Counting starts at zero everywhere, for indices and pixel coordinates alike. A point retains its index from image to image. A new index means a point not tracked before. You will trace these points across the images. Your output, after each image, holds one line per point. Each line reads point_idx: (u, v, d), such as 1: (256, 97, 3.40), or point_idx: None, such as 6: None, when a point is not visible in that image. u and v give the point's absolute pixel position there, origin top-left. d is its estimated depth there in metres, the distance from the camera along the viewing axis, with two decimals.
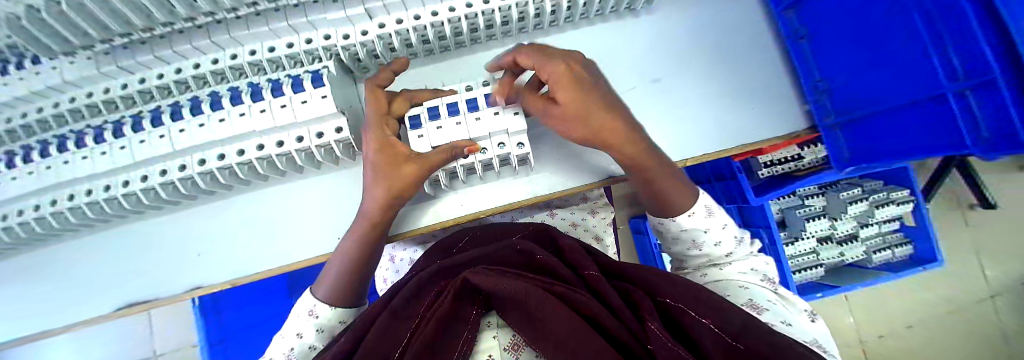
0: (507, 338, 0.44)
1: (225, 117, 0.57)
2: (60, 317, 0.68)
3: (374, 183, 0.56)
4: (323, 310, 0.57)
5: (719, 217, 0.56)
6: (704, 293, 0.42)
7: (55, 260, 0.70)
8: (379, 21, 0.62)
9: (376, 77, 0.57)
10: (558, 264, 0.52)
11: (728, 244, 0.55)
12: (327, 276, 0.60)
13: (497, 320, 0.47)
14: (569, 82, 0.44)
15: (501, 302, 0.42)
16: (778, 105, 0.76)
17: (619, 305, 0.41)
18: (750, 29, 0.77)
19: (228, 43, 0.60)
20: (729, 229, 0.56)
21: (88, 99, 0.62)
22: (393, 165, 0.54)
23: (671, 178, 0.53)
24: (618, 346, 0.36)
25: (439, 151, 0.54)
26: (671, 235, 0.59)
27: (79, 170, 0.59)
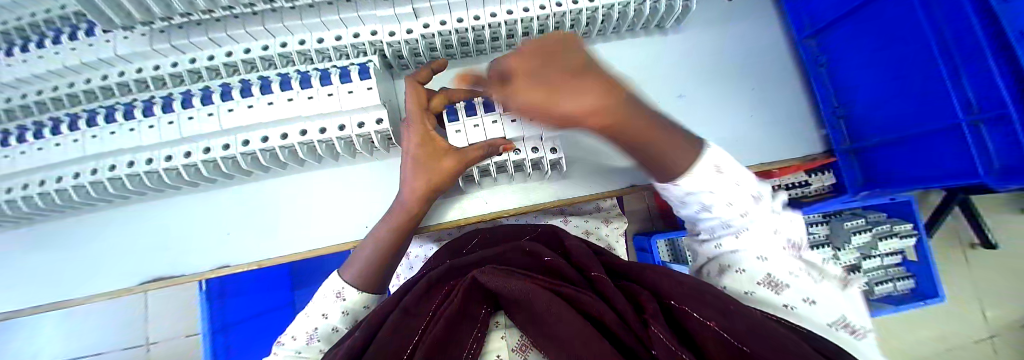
0: (515, 339, 0.45)
1: (273, 101, 0.59)
2: (82, 287, 0.68)
3: (413, 174, 0.57)
4: (350, 293, 0.56)
5: (732, 174, 0.44)
6: (709, 293, 0.40)
7: (83, 230, 0.71)
8: (424, 22, 0.65)
9: (416, 74, 0.60)
10: (565, 266, 0.54)
11: (741, 206, 0.43)
12: (356, 262, 0.59)
13: (504, 320, 0.48)
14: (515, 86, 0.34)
15: (507, 301, 0.43)
16: (798, 128, 0.78)
17: (624, 307, 0.41)
18: (773, 54, 0.81)
19: (279, 31, 0.63)
20: (742, 186, 0.44)
21: (138, 74, 0.64)
22: (431, 157, 0.56)
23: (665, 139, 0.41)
24: (623, 350, 0.36)
25: (476, 147, 0.55)
26: (677, 201, 0.49)
27: (123, 141, 0.60)
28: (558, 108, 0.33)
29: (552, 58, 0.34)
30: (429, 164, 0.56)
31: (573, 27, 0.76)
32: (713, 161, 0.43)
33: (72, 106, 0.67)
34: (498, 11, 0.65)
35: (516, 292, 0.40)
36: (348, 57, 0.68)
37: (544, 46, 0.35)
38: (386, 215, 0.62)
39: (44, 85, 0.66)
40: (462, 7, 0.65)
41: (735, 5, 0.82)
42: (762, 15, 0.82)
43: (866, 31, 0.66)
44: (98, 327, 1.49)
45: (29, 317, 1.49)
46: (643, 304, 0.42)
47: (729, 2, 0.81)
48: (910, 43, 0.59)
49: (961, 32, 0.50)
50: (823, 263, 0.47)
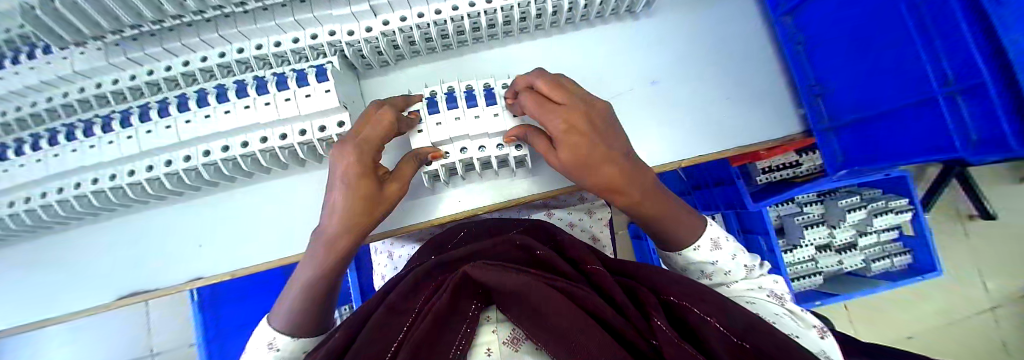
0: (507, 332, 0.43)
1: (231, 109, 0.58)
2: (61, 305, 0.69)
3: (348, 212, 0.49)
4: (285, 341, 0.50)
5: (729, 245, 0.55)
6: (704, 291, 0.43)
7: (58, 248, 0.71)
8: (384, 19, 0.63)
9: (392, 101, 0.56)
10: (558, 260, 0.54)
11: (739, 273, 0.54)
12: (283, 307, 0.51)
13: (495, 314, 0.47)
14: (571, 144, 0.46)
15: (501, 295, 0.41)
16: (773, 107, 0.77)
17: (623, 302, 0.42)
18: (748, 33, 0.79)
19: (235, 37, 0.61)
20: (741, 258, 0.55)
21: (97, 89, 0.64)
22: (372, 194, 0.50)
23: (681, 219, 0.54)
24: (624, 344, 0.36)
25: (408, 164, 0.57)
26: (680, 266, 0.60)
27: (85, 158, 0.60)
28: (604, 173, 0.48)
29: (586, 143, 0.46)
30: (370, 201, 0.50)
31: (540, 16, 0.74)
32: (710, 235, 0.55)
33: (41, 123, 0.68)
34: (459, 3, 0.63)
35: (512, 285, 0.39)
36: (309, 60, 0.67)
37: (574, 132, 0.46)
38: (312, 253, 0.52)
39: (7, 106, 0.66)
40: (421, 2, 0.63)
41: None
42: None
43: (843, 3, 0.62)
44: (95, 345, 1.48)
45: (31, 335, 1.50)
46: (644, 299, 0.43)
47: None
48: (887, 13, 0.55)
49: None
50: (804, 312, 0.49)
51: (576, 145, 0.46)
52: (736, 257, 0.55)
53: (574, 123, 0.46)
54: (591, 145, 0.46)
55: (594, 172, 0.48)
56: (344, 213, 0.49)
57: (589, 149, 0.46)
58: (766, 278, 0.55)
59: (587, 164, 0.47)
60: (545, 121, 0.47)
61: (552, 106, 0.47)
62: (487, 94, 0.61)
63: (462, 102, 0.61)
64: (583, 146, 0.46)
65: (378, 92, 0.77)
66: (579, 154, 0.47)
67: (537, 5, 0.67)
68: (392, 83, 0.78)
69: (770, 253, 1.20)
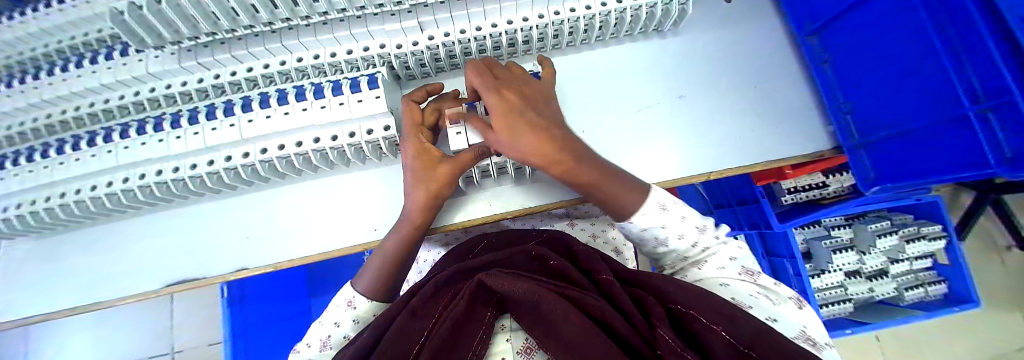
0: (520, 342, 0.44)
1: (289, 111, 0.62)
2: (116, 288, 0.73)
3: (414, 185, 0.60)
4: (361, 302, 0.58)
5: (675, 209, 0.55)
6: (712, 299, 0.43)
7: (116, 233, 0.76)
8: (429, 34, 0.68)
9: (411, 94, 0.64)
10: (569, 269, 0.54)
11: (691, 236, 0.54)
12: (367, 270, 0.61)
13: (509, 324, 0.48)
14: (502, 107, 0.50)
15: (514, 304, 0.42)
16: (803, 123, 0.77)
17: (630, 309, 0.42)
18: (775, 56, 0.81)
19: (295, 47, 0.67)
20: (690, 220, 0.56)
21: (167, 90, 0.70)
22: (427, 166, 0.59)
23: (614, 182, 0.55)
24: (629, 350, 0.36)
25: (469, 150, 0.57)
26: (637, 237, 0.59)
27: (154, 150, 0.65)
28: (520, 138, 0.49)
29: (517, 112, 0.50)
30: (427, 175, 0.59)
31: (571, 34, 0.78)
32: (657, 200, 0.54)
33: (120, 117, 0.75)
34: (498, 20, 0.69)
35: (524, 294, 0.41)
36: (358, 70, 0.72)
37: (506, 102, 0.50)
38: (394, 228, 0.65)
39: (84, 101, 0.74)
40: (464, 18, 0.68)
41: (733, 9, 0.83)
42: (761, 18, 0.83)
43: (871, 24, 0.64)
44: (117, 340, 1.48)
45: (48, 328, 1.50)
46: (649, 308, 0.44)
47: (728, 4, 0.83)
48: (916, 29, 0.56)
49: (967, 24, 0.48)
50: (775, 286, 0.49)
51: (505, 111, 0.50)
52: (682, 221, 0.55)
53: (503, 94, 0.51)
54: (519, 114, 0.50)
55: (520, 141, 0.49)
56: (412, 195, 0.61)
57: (515, 117, 0.50)
58: (725, 247, 0.55)
59: (513, 134, 0.49)
60: (480, 91, 0.52)
61: (489, 80, 0.53)
62: None
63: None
64: (511, 112, 0.50)
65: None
66: (505, 119, 0.49)
67: (572, 22, 0.71)
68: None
69: (796, 278, 1.19)
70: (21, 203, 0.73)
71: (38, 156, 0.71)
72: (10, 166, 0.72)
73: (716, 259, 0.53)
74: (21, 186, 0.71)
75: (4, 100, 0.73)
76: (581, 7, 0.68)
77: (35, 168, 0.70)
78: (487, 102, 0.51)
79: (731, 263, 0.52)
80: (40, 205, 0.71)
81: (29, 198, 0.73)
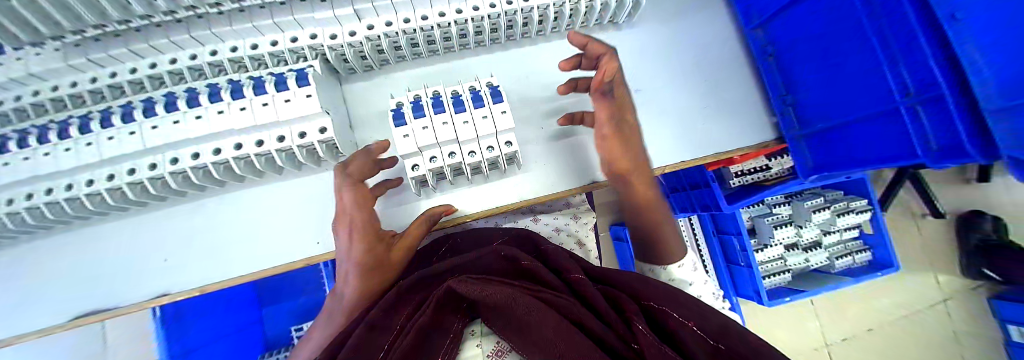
0: (491, 345, 0.44)
1: (202, 114, 0.54)
2: (12, 327, 0.63)
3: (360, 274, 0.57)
4: None
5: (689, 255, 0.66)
6: (679, 297, 0.48)
7: (2, 264, 0.65)
8: (368, 23, 0.62)
9: (352, 169, 0.56)
10: (543, 270, 0.54)
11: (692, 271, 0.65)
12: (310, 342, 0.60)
13: (481, 328, 0.46)
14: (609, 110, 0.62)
15: (484, 308, 0.41)
16: (749, 113, 0.80)
17: (604, 308, 0.44)
18: (726, 48, 0.83)
19: (208, 39, 0.59)
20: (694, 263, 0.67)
21: (53, 93, 0.59)
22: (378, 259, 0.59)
23: (670, 225, 0.69)
24: (608, 350, 0.37)
25: (417, 224, 0.63)
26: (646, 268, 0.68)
27: (40, 167, 0.55)
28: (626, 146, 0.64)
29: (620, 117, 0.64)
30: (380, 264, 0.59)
31: (525, 25, 0.75)
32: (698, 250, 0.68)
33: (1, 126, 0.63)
34: (446, 9, 0.63)
35: (496, 299, 0.39)
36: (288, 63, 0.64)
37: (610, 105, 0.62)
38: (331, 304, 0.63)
39: None
40: (407, 7, 0.62)
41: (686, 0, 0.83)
42: (712, 10, 0.84)
43: (811, 21, 0.67)
44: None
45: None
46: (624, 306, 0.46)
47: None
48: (854, 27, 0.59)
49: (897, 15, 0.50)
50: None
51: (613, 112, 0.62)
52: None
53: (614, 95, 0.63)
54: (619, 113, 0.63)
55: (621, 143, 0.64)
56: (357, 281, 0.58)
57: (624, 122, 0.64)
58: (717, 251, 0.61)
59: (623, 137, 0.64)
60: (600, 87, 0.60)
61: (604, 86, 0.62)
62: (477, 100, 0.59)
63: (450, 108, 0.59)
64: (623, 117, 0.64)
65: (358, 96, 0.76)
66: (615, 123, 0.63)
67: (526, 13, 0.68)
68: (372, 89, 0.76)
69: (742, 252, 1.28)
70: None
71: None
72: None
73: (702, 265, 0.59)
74: None
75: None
76: None
77: None
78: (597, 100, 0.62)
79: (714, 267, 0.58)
80: None
81: None
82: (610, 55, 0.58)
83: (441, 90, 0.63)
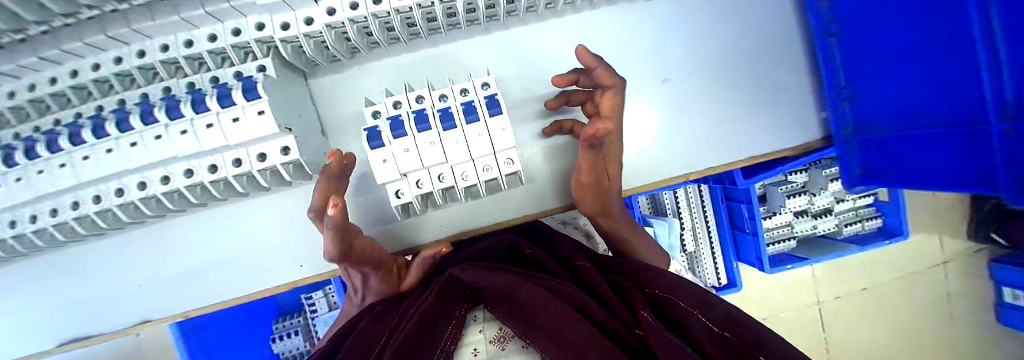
0: (493, 331, 0.41)
1: (162, 134, 0.49)
2: (90, 321, 0.74)
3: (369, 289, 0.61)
4: None
5: None
6: (685, 284, 0.47)
7: (62, 267, 0.73)
8: (327, 6, 0.49)
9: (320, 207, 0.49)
10: (547, 258, 0.55)
11: None
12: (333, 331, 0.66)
13: (483, 315, 0.45)
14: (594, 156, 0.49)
15: (486, 296, 0.43)
16: (791, 109, 0.74)
17: (609, 296, 0.44)
18: (769, 22, 0.72)
19: (133, 36, 0.50)
20: None
21: (10, 101, 0.55)
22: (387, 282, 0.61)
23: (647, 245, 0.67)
24: (608, 334, 0.37)
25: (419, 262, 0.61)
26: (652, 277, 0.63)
27: (20, 193, 0.54)
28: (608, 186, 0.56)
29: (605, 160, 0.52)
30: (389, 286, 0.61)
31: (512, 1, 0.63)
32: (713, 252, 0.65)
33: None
34: None
35: (497, 285, 0.42)
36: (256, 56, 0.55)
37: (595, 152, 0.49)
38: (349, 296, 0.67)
39: None
40: None
41: None
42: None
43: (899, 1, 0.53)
44: None
45: None
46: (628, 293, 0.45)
47: None
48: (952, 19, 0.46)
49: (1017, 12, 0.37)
50: None
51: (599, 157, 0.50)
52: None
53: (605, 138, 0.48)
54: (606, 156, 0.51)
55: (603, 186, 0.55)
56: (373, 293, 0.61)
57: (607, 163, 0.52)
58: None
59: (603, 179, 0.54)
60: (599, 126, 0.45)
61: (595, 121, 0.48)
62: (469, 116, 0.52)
63: (437, 123, 0.52)
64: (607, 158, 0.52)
65: (328, 93, 0.69)
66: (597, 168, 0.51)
67: None
68: (354, 79, 0.70)
69: (750, 222, 1.14)
70: None
71: None
72: None
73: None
74: None
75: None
76: None
77: None
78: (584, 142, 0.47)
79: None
80: None
81: None
82: (615, 91, 0.44)
83: (425, 95, 0.56)
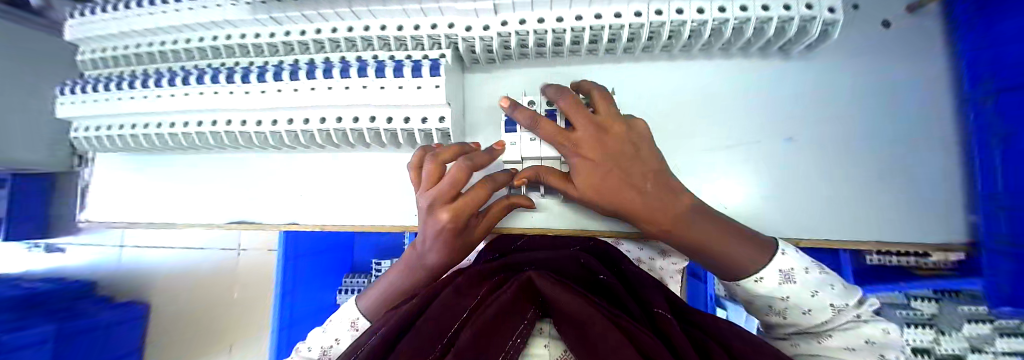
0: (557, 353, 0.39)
1: (333, 86, 0.64)
2: (205, 212, 0.89)
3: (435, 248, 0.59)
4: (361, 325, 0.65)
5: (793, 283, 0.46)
6: None
7: (205, 165, 0.90)
8: (503, 18, 0.63)
9: (440, 153, 0.54)
10: (623, 292, 0.52)
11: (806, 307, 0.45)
12: (378, 291, 0.67)
13: (550, 329, 0.46)
14: (563, 136, 0.50)
15: (560, 316, 0.41)
16: (945, 204, 0.61)
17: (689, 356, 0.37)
18: (919, 109, 0.64)
19: (348, 15, 0.67)
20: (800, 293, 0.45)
21: (241, 40, 0.74)
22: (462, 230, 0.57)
23: (743, 241, 0.48)
24: None
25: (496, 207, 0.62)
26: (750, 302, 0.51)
27: (223, 102, 0.70)
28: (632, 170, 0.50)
29: (603, 142, 0.49)
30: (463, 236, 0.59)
31: (650, 38, 0.67)
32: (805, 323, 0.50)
33: (211, 56, 0.81)
34: (584, 12, 0.60)
35: (575, 309, 0.39)
36: (440, 47, 0.70)
37: (577, 117, 0.49)
38: (398, 262, 0.66)
39: (180, 36, 0.81)
40: (545, 6, 0.61)
41: (877, 44, 0.65)
42: (913, 61, 0.64)
43: None
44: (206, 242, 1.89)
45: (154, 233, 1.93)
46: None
47: (885, 28, 0.65)
48: None
49: None
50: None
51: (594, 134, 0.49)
52: (820, 299, 0.45)
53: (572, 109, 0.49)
54: (603, 136, 0.49)
55: (628, 171, 0.50)
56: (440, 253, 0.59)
57: (604, 136, 0.49)
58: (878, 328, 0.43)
59: (618, 159, 0.49)
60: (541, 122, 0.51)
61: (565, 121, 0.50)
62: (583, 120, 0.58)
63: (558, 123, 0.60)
64: (602, 138, 0.49)
65: (476, 86, 0.77)
66: (601, 148, 0.49)
67: (654, 28, 0.60)
68: (485, 83, 0.76)
69: None
70: (122, 125, 0.85)
71: (129, 85, 0.80)
72: (104, 90, 0.83)
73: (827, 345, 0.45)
74: (115, 111, 0.81)
75: (124, 23, 0.82)
76: (670, 11, 0.58)
77: (125, 98, 0.80)
78: (536, 129, 0.51)
79: (853, 353, 0.43)
80: (138, 130, 0.83)
81: (126, 122, 0.85)
82: (568, 97, 0.49)
83: (536, 100, 0.63)
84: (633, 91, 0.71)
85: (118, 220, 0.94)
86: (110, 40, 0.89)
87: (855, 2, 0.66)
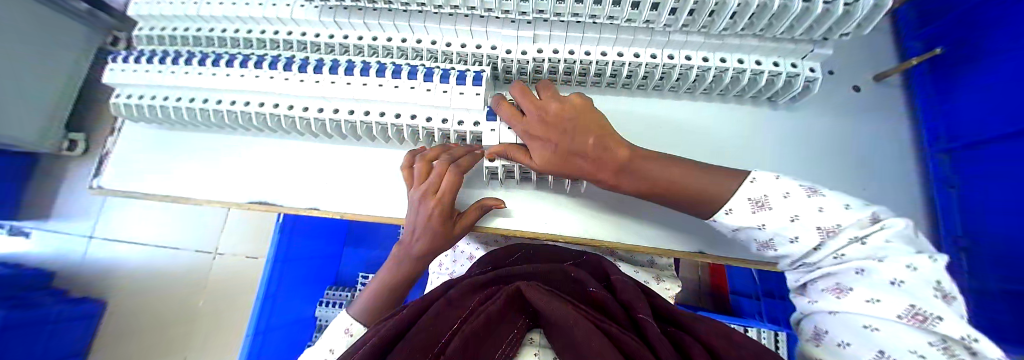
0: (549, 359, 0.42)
1: (383, 83, 0.71)
2: (208, 191, 0.87)
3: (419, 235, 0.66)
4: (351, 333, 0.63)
5: (783, 208, 0.45)
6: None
7: (228, 145, 0.91)
8: (539, 46, 0.73)
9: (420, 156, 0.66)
10: (609, 301, 0.51)
11: (808, 238, 0.44)
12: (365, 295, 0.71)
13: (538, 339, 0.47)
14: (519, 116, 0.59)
15: (550, 326, 0.40)
16: None
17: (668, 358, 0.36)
18: (885, 161, 0.74)
19: (404, 28, 0.77)
20: (801, 214, 0.44)
21: (301, 37, 0.82)
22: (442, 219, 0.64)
23: (696, 176, 0.52)
24: None
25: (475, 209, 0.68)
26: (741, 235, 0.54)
27: (275, 86, 0.76)
28: (578, 134, 0.54)
29: (550, 117, 0.56)
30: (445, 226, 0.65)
31: (662, 79, 0.78)
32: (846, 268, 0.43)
33: (262, 47, 0.88)
34: (609, 50, 0.71)
35: (558, 316, 0.38)
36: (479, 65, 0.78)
37: (526, 98, 0.59)
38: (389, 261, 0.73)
39: (241, 26, 0.88)
40: (577, 41, 0.72)
41: (850, 104, 0.78)
42: (879, 121, 0.76)
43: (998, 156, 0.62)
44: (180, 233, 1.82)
45: (130, 216, 1.83)
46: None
47: (855, 92, 0.78)
48: None
49: None
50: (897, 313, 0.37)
51: (541, 110, 0.57)
52: (802, 223, 0.44)
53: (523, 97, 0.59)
54: (545, 110, 0.56)
55: (575, 134, 0.54)
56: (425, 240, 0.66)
57: (546, 107, 0.56)
58: (898, 267, 0.38)
59: (567, 125, 0.55)
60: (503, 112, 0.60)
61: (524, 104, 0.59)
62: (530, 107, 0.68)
63: None
64: (550, 112, 0.56)
65: None
66: (548, 119, 0.56)
67: (667, 69, 0.70)
68: None
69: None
70: (156, 96, 0.87)
71: (183, 62, 0.85)
72: (156, 63, 0.86)
73: (848, 301, 0.41)
74: (160, 82, 0.84)
75: (191, 7, 0.88)
76: (681, 57, 0.69)
77: (172, 72, 0.84)
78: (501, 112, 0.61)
79: (879, 305, 0.38)
80: (170, 102, 0.85)
81: (162, 94, 0.87)
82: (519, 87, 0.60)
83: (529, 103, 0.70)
84: (645, 122, 0.79)
85: (118, 190, 0.91)
86: (169, 21, 0.94)
87: (830, 68, 0.80)
